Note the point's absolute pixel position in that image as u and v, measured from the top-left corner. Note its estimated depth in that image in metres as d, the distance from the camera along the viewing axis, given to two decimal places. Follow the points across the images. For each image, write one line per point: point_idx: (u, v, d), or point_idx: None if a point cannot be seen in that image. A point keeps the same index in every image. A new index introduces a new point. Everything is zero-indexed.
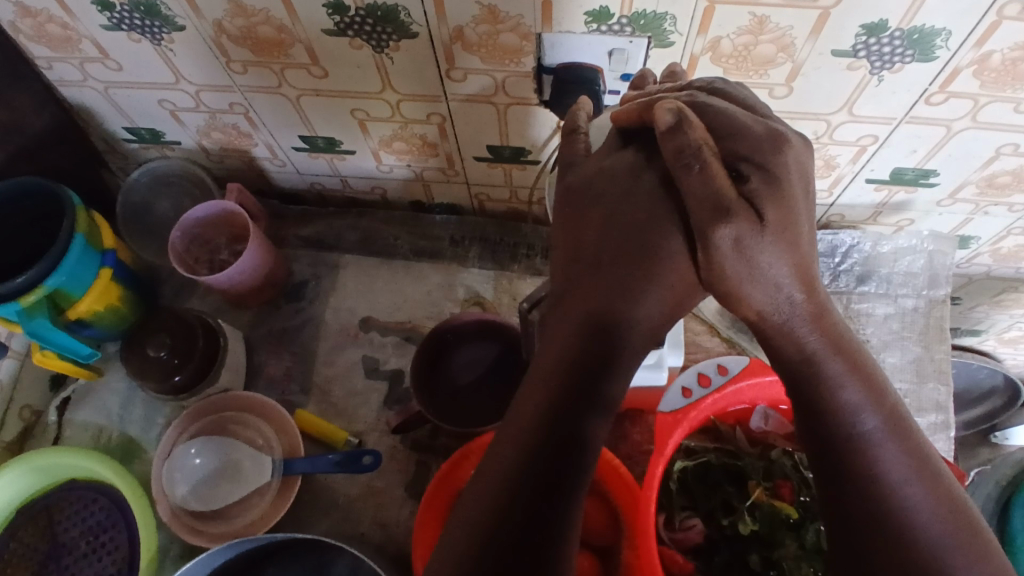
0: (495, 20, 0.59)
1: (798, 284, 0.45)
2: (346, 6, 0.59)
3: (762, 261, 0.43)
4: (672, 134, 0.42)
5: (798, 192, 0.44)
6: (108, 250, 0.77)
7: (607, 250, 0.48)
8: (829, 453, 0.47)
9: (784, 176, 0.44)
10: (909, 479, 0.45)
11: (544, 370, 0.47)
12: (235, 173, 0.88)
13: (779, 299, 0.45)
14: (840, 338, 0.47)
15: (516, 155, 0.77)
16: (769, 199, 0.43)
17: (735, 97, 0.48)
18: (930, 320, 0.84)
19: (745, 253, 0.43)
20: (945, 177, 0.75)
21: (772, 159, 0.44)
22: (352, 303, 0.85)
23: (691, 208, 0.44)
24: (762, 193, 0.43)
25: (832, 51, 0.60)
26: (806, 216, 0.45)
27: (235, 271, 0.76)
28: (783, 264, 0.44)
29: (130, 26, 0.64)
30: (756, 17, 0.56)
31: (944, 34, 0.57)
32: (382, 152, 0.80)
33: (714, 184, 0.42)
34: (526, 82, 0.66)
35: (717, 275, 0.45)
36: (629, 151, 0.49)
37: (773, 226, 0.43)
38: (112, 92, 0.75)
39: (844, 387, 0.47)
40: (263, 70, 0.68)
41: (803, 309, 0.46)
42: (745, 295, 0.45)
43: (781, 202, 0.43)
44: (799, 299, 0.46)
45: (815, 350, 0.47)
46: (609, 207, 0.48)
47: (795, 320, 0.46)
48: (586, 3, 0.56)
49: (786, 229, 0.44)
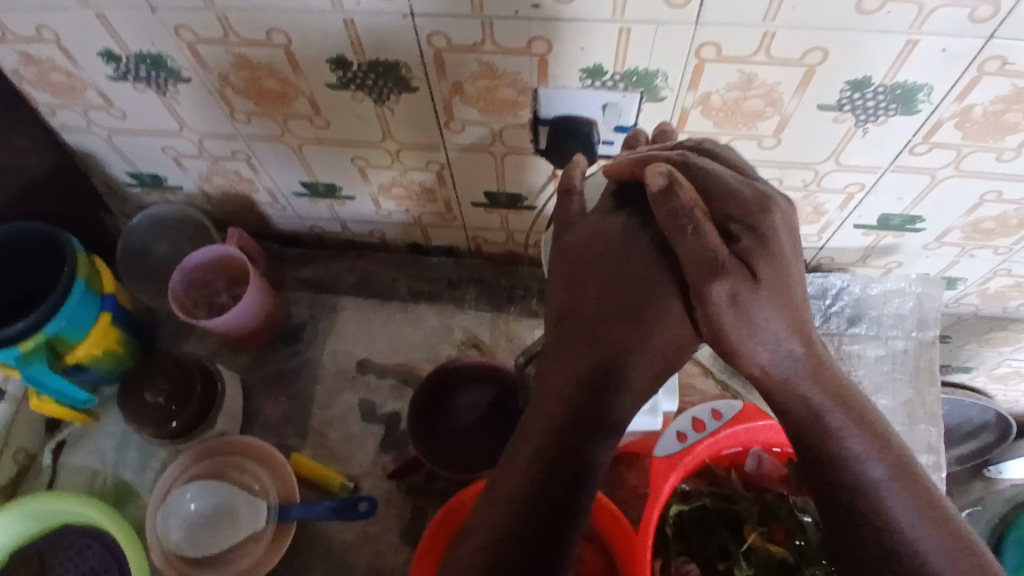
0: (493, 75, 0.61)
1: (797, 338, 0.46)
2: (348, 61, 0.61)
3: (759, 317, 0.45)
4: (666, 196, 0.43)
5: (787, 249, 0.46)
6: (108, 294, 0.76)
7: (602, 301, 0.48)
8: (837, 503, 0.48)
9: (774, 236, 0.45)
10: (917, 523, 0.46)
11: (539, 425, 0.47)
12: (235, 217, 0.89)
13: (780, 354, 0.46)
14: (841, 391, 0.48)
15: (512, 201, 0.79)
16: (762, 257, 0.45)
17: (725, 160, 0.50)
18: (921, 361, 0.84)
19: (743, 309, 0.44)
20: (932, 222, 0.78)
21: (761, 219, 0.45)
22: (350, 346, 0.85)
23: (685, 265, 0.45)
24: (753, 251, 0.45)
25: (819, 105, 0.61)
26: (797, 270, 0.47)
27: (235, 315, 0.77)
28: (780, 320, 0.45)
29: (135, 77, 0.66)
30: (744, 74, 0.59)
31: (926, 89, 0.60)
32: (381, 198, 0.82)
33: (708, 245, 0.44)
34: (522, 133, 0.68)
35: (717, 330, 0.46)
36: (622, 215, 0.51)
37: (767, 282, 0.44)
38: (114, 138, 0.76)
39: (849, 438, 0.47)
40: (266, 120, 0.69)
41: (804, 364, 0.47)
42: (747, 351, 0.46)
43: (773, 262, 0.45)
44: (799, 354, 0.47)
45: (818, 404, 0.47)
46: (606, 260, 0.50)
47: (796, 376, 0.47)
48: (582, 61, 0.58)
49: (781, 286, 0.45)
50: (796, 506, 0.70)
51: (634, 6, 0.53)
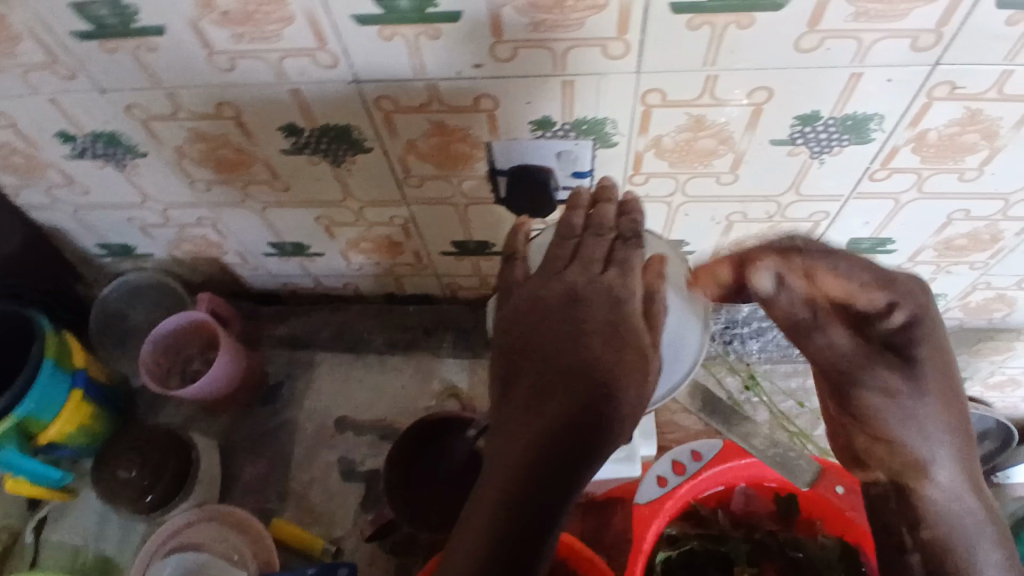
0: (445, 132, 0.61)
1: (942, 410, 0.50)
2: (300, 128, 0.61)
3: (907, 404, 0.50)
4: (778, 293, 0.48)
5: (941, 330, 0.50)
6: (79, 370, 0.75)
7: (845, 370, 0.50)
8: (932, 550, 0.52)
9: (930, 319, 0.49)
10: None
11: (493, 482, 0.42)
12: (208, 280, 0.89)
13: (926, 430, 0.51)
14: (967, 456, 0.52)
15: (481, 248, 0.79)
16: (918, 344, 0.49)
17: (861, 236, 0.51)
18: None
19: (894, 400, 0.50)
20: (903, 243, 0.77)
21: (921, 300, 0.48)
22: (328, 403, 0.84)
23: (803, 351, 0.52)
24: (908, 337, 0.49)
25: (771, 140, 0.61)
26: (941, 345, 0.50)
27: (208, 381, 0.77)
28: (931, 399, 0.50)
29: (93, 155, 0.66)
30: (693, 116, 0.59)
31: (877, 119, 0.59)
32: (350, 253, 0.82)
33: (838, 349, 0.51)
34: (481, 184, 0.68)
35: (869, 415, 0.52)
36: (572, 268, 0.48)
37: (922, 365, 0.50)
38: (80, 213, 0.76)
39: (951, 497, 0.52)
40: (227, 187, 0.70)
41: (939, 432, 0.51)
42: (900, 435, 0.51)
43: (931, 345, 0.50)
44: (933, 425, 0.51)
45: (942, 473, 0.51)
46: (555, 318, 0.46)
47: (914, 449, 0.51)
48: (529, 114, 0.59)
49: (936, 364, 0.50)
50: (785, 542, 0.70)
51: (574, 60, 0.53)
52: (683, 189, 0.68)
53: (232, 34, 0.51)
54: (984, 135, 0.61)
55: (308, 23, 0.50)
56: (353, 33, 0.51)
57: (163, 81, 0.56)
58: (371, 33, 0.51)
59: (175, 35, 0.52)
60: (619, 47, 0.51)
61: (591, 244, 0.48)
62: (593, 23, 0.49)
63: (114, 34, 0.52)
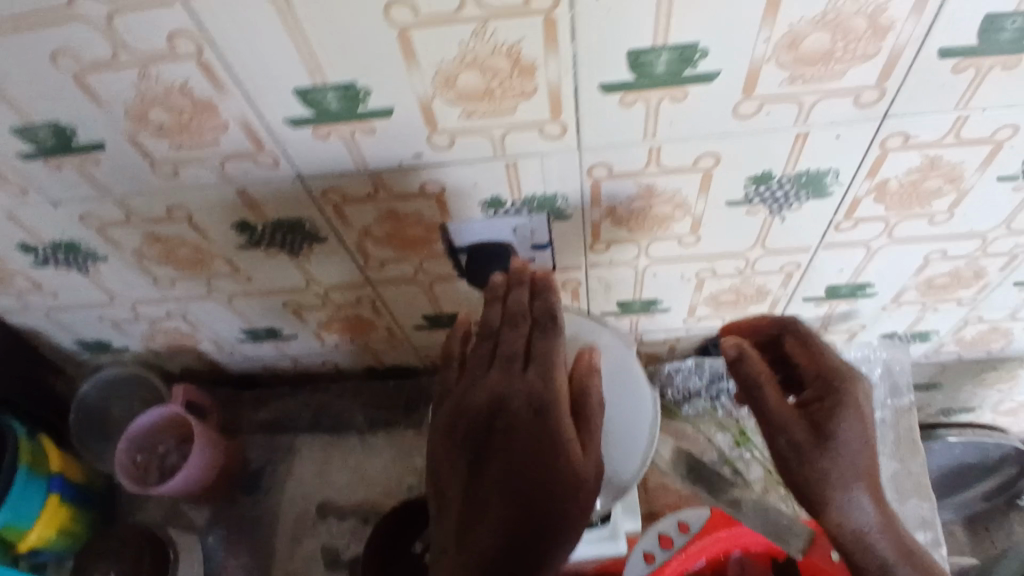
0: (397, 218, 0.61)
1: (873, 487, 0.51)
2: (252, 224, 0.61)
3: (846, 459, 0.50)
4: (735, 365, 0.53)
5: (871, 411, 0.51)
6: (55, 473, 0.75)
7: (869, 429, 0.51)
8: None
9: (857, 398, 0.51)
10: None
11: None
12: (187, 368, 0.88)
13: (857, 504, 0.51)
14: (903, 539, 0.52)
15: (453, 320, 0.78)
16: (840, 415, 0.51)
17: (799, 341, 0.56)
18: (900, 431, 0.84)
19: (825, 452, 0.50)
20: (883, 286, 0.75)
21: (844, 376, 0.52)
22: (310, 487, 0.83)
23: (820, 428, 0.51)
24: (832, 407, 0.51)
25: (726, 201, 0.60)
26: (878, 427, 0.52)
27: (185, 474, 0.76)
28: (862, 456, 0.50)
29: (56, 262, 0.66)
30: (643, 185, 0.58)
31: (833, 172, 0.58)
32: (324, 333, 0.81)
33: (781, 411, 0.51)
34: (443, 262, 0.68)
35: (818, 483, 0.50)
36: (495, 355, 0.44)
37: (851, 432, 0.50)
38: (52, 315, 0.76)
39: (892, 571, 0.50)
40: (191, 282, 0.70)
41: (871, 502, 0.51)
42: (843, 499, 0.50)
43: (863, 417, 0.51)
44: (868, 497, 0.51)
45: (883, 553, 0.51)
46: (479, 428, 0.43)
47: (861, 517, 0.51)
48: (479, 195, 0.58)
49: (867, 435, 0.51)
50: None
51: (513, 143, 0.53)
52: (646, 253, 0.67)
53: (171, 144, 0.52)
54: (947, 180, 0.60)
55: (243, 129, 0.50)
56: (289, 134, 0.51)
57: (112, 191, 0.57)
58: (306, 133, 0.51)
59: (115, 148, 0.52)
60: (556, 128, 0.51)
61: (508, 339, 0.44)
62: (526, 108, 0.49)
63: (57, 152, 0.53)
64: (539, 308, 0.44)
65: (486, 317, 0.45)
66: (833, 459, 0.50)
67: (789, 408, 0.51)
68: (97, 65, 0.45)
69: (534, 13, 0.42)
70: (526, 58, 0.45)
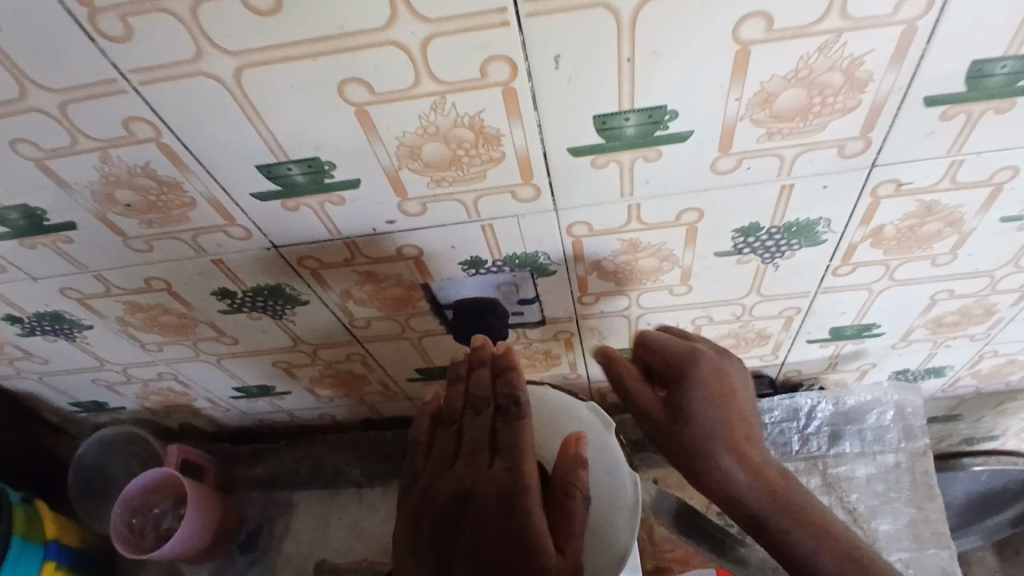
0: (377, 279, 0.60)
1: (736, 451, 0.51)
2: (232, 290, 0.60)
3: (700, 423, 0.51)
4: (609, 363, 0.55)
5: (712, 376, 0.53)
6: (50, 540, 0.74)
7: (723, 403, 0.52)
8: None
9: (700, 372, 0.53)
10: None
11: None
12: (184, 423, 0.88)
13: (724, 468, 0.51)
14: (788, 497, 0.51)
15: (446, 372, 0.77)
16: (686, 387, 0.52)
17: (656, 341, 0.56)
18: (916, 476, 0.80)
19: (678, 419, 0.52)
20: (889, 325, 0.72)
21: (690, 358, 0.53)
22: (307, 545, 0.82)
23: (674, 406, 0.53)
24: (677, 383, 0.53)
25: (715, 253, 0.58)
26: (738, 390, 0.54)
27: (179, 538, 0.74)
28: (716, 421, 0.52)
29: (43, 330, 0.66)
30: (626, 241, 0.56)
31: (824, 222, 0.56)
32: (317, 388, 0.80)
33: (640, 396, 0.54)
34: (429, 318, 0.66)
35: (683, 453, 0.52)
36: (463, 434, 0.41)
37: (701, 398, 0.52)
38: (47, 379, 0.76)
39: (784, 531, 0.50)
40: (177, 345, 0.69)
41: (738, 469, 0.51)
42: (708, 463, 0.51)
43: (708, 384, 0.52)
44: (731, 461, 0.51)
45: (762, 510, 0.50)
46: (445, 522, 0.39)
47: (737, 485, 0.51)
48: (458, 256, 0.57)
49: (721, 399, 0.52)
50: None
51: (486, 207, 0.51)
52: (637, 303, 0.66)
53: (141, 221, 0.51)
54: (947, 223, 0.57)
55: (211, 204, 0.50)
56: (258, 208, 0.50)
57: (88, 266, 0.56)
58: (276, 206, 0.50)
59: (87, 227, 0.52)
60: (529, 191, 0.50)
61: (472, 427, 0.41)
62: (496, 173, 0.48)
63: (31, 231, 0.53)
64: (500, 391, 0.41)
65: (450, 404, 0.43)
66: (694, 435, 0.51)
67: (651, 396, 0.54)
68: (58, 151, 0.45)
69: (491, 86, 0.41)
70: (489, 128, 0.44)
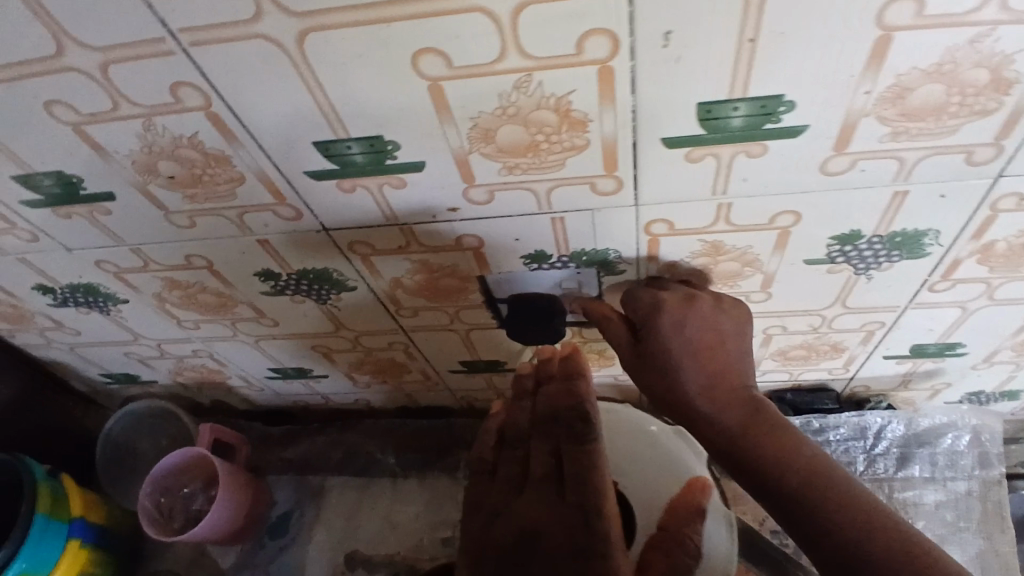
0: (430, 269, 0.55)
1: (698, 381, 0.50)
2: (276, 272, 0.56)
3: (666, 358, 0.50)
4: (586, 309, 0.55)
5: (672, 311, 0.51)
6: (76, 517, 0.72)
7: (693, 342, 0.51)
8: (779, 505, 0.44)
9: (662, 306, 0.51)
10: (843, 517, 0.42)
11: None
12: (217, 400, 0.85)
13: (689, 395, 0.50)
14: (757, 415, 0.48)
15: (492, 366, 0.72)
16: (650, 322, 0.51)
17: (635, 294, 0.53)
18: (988, 506, 0.76)
19: (645, 352, 0.51)
20: (974, 346, 0.65)
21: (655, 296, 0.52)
22: (338, 535, 0.79)
23: (639, 349, 0.52)
24: (641, 319, 0.52)
25: (805, 260, 0.53)
26: (705, 324, 0.51)
27: (207, 524, 0.72)
28: (683, 356, 0.50)
29: (76, 302, 0.63)
30: (708, 242, 0.51)
31: (932, 234, 0.50)
32: (354, 374, 0.76)
33: (615, 335, 0.53)
34: (481, 312, 0.62)
35: (653, 384, 0.51)
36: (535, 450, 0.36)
37: (665, 331, 0.50)
38: (78, 350, 0.74)
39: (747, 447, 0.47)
40: (214, 324, 0.66)
41: (700, 395, 0.50)
42: (677, 392, 0.50)
43: (670, 313, 0.51)
44: (694, 388, 0.50)
45: (729, 428, 0.48)
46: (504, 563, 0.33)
47: (699, 408, 0.49)
48: (520, 250, 0.52)
49: (681, 331, 0.50)
50: None
51: (559, 198, 0.46)
52: None
53: (183, 194, 0.47)
54: None
55: (260, 180, 0.45)
56: (310, 187, 0.46)
57: (126, 239, 0.53)
58: (330, 186, 0.46)
59: (125, 198, 0.48)
60: (610, 183, 0.44)
61: (539, 448, 0.36)
62: (576, 162, 0.43)
63: (66, 201, 0.49)
64: (568, 402, 0.37)
65: (514, 420, 0.38)
66: (662, 367, 0.50)
67: (621, 334, 0.53)
68: (96, 116, 0.41)
69: (586, 64, 0.36)
70: (576, 112, 0.39)
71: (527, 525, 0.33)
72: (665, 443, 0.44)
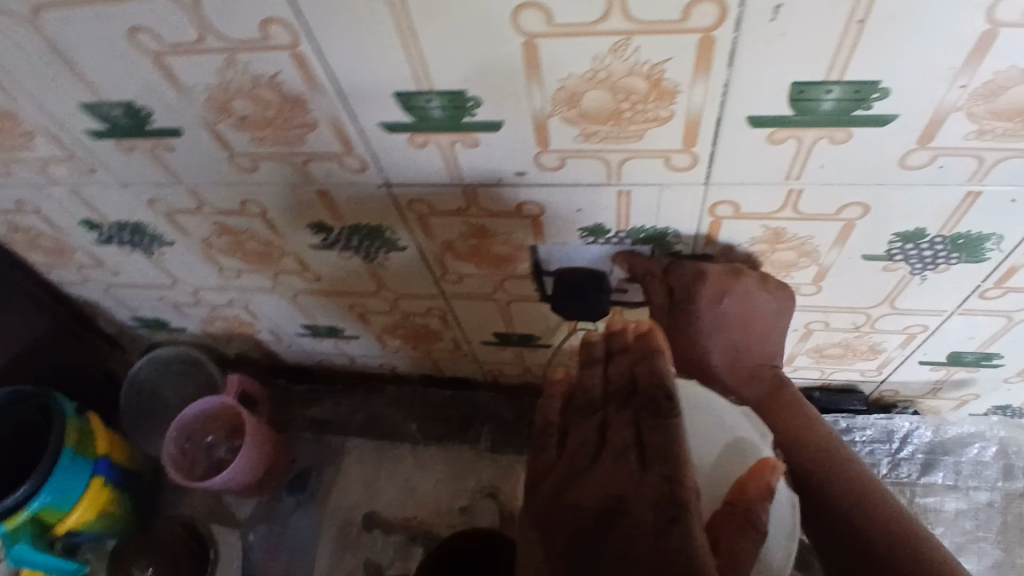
0: (485, 235, 0.55)
1: (730, 360, 0.57)
2: (329, 226, 0.56)
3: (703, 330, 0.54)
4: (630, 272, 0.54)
5: (716, 283, 0.51)
6: (100, 456, 0.73)
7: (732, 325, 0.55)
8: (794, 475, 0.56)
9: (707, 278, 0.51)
10: (846, 489, 0.53)
11: None
12: (242, 354, 0.85)
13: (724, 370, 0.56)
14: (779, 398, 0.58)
15: (525, 340, 0.72)
16: (692, 293, 0.52)
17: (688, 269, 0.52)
18: (1009, 518, 0.75)
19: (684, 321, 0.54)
20: (1012, 358, 0.65)
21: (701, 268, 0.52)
22: (357, 497, 0.79)
23: (674, 315, 0.54)
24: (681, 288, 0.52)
25: (863, 255, 0.52)
26: (748, 300, 0.53)
27: (233, 472, 0.72)
28: (720, 332, 0.54)
29: (120, 241, 0.63)
30: (770, 229, 0.50)
31: (995, 238, 0.49)
32: (386, 337, 0.76)
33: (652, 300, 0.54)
34: (526, 283, 0.62)
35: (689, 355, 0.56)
36: (618, 418, 0.37)
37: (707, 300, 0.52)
38: (112, 290, 0.73)
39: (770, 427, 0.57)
40: (256, 275, 0.66)
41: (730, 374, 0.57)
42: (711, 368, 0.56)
43: (714, 284, 0.52)
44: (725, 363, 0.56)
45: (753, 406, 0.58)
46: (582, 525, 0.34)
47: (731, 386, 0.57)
48: (580, 222, 0.52)
49: (721, 297, 0.52)
50: None
51: (630, 170, 0.46)
52: None
53: (253, 137, 0.47)
54: None
55: (333, 128, 0.45)
56: (381, 139, 0.46)
57: (183, 179, 0.53)
58: (402, 140, 0.45)
59: (192, 136, 0.48)
60: (685, 159, 0.44)
61: (614, 420, 0.37)
62: (655, 135, 0.42)
63: (131, 133, 0.48)
64: (645, 381, 0.37)
65: (586, 391, 0.40)
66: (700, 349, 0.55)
67: (659, 299, 0.54)
68: (179, 47, 0.40)
69: (689, 31, 0.35)
70: (668, 82, 0.38)
71: (605, 492, 0.34)
72: (727, 418, 0.43)
